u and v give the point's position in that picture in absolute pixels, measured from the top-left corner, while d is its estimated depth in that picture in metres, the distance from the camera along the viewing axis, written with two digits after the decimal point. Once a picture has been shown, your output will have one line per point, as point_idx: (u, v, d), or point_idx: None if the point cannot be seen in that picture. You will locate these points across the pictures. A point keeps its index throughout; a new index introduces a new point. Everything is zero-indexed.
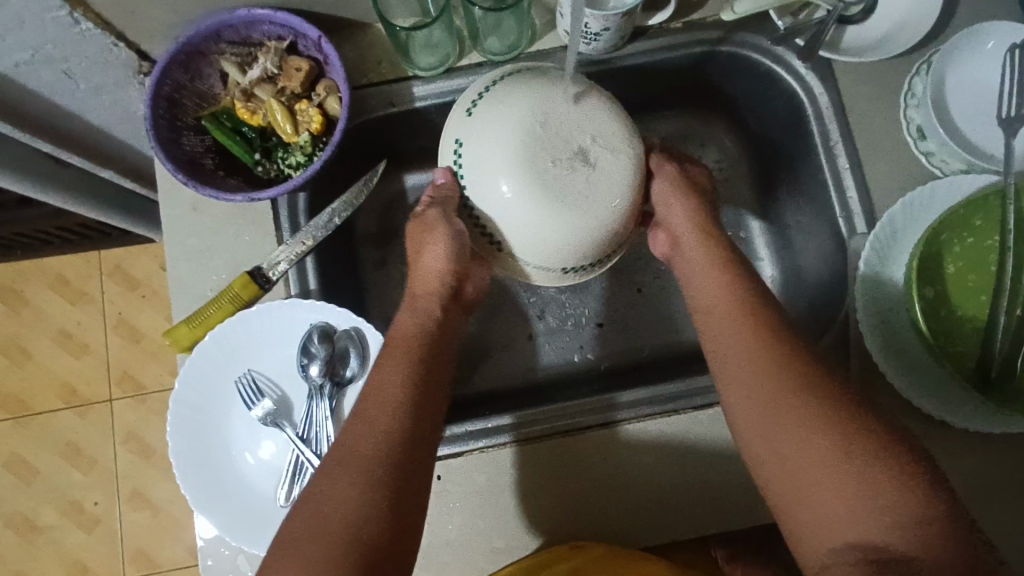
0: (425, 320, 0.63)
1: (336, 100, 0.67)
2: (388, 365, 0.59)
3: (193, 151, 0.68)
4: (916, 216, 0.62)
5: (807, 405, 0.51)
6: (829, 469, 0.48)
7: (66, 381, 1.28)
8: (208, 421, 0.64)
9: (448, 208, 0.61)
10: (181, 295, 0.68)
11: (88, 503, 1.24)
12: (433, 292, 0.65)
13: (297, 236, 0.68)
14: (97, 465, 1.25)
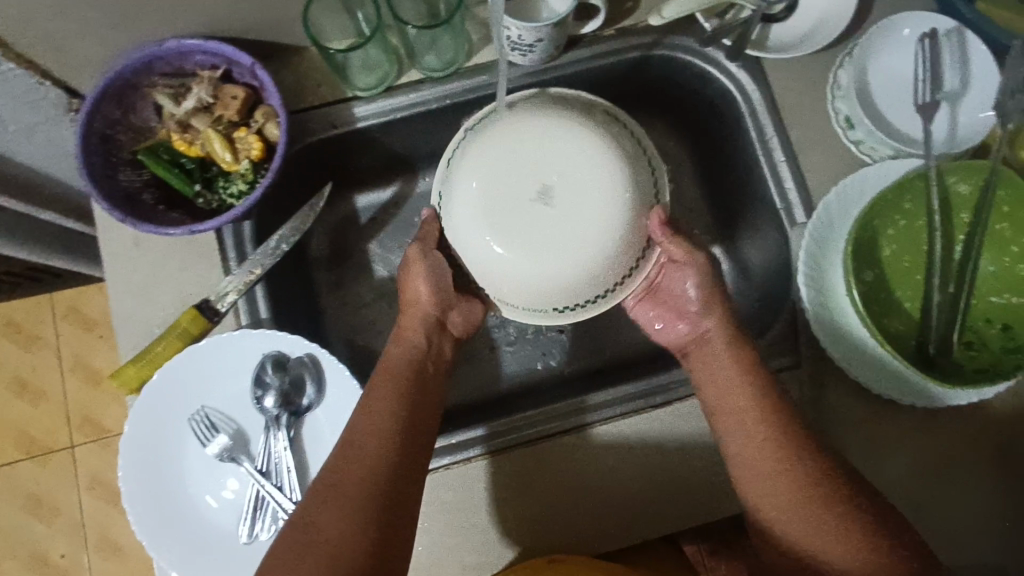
0: (416, 347, 0.63)
1: (275, 125, 0.66)
2: (374, 386, 0.59)
3: (131, 187, 0.66)
4: (850, 207, 0.64)
5: (821, 514, 0.52)
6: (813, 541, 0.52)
7: (24, 430, 1.23)
8: (163, 463, 0.62)
9: (425, 243, 0.63)
10: (128, 334, 0.66)
11: (54, 556, 1.20)
12: (417, 323, 0.64)
13: (244, 266, 0.67)
14: (62, 515, 1.20)
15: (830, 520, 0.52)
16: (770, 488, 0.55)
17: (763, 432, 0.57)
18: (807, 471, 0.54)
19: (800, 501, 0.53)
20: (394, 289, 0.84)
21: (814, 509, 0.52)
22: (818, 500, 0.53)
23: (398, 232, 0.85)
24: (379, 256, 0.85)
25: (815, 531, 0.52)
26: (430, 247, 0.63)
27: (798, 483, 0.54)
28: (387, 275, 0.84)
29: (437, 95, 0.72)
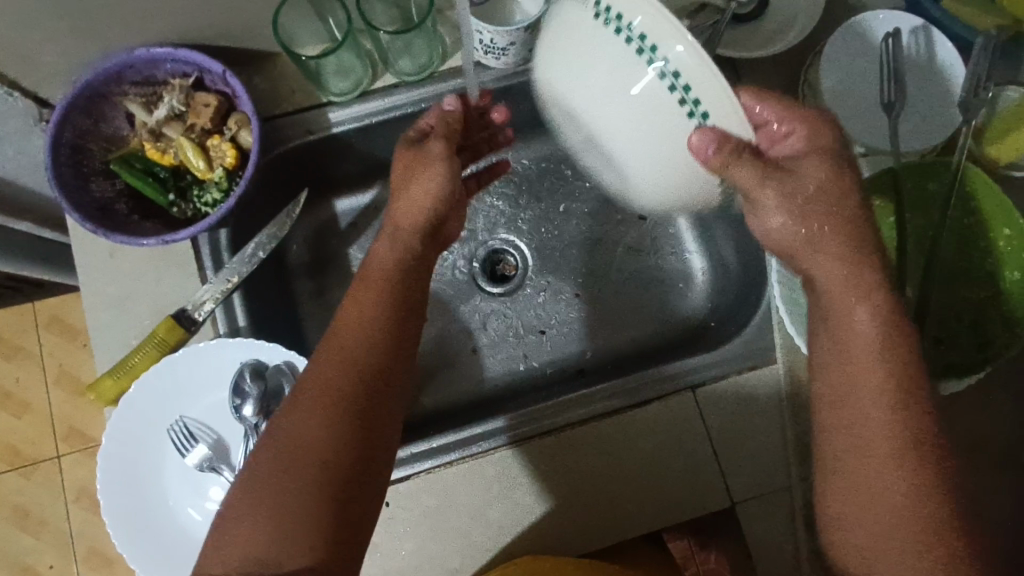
0: (399, 257, 0.57)
1: (249, 132, 0.66)
2: (355, 293, 0.56)
3: (103, 197, 0.65)
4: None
5: (910, 487, 0.50)
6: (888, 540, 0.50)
7: (9, 442, 1.22)
8: (142, 473, 0.62)
9: (449, 139, 0.59)
10: (104, 346, 0.66)
11: (42, 567, 1.19)
12: (412, 226, 0.58)
13: (221, 274, 0.66)
14: (49, 527, 1.19)
15: (923, 494, 0.50)
16: (869, 443, 0.52)
17: (889, 395, 0.53)
18: (920, 442, 0.52)
19: (903, 465, 0.51)
20: None
21: (910, 477, 0.51)
22: (917, 472, 0.51)
23: (378, 236, 0.85)
24: (360, 260, 0.85)
25: (888, 496, 0.51)
26: (451, 150, 0.58)
27: (915, 456, 0.51)
28: None
29: (412, 100, 0.71)
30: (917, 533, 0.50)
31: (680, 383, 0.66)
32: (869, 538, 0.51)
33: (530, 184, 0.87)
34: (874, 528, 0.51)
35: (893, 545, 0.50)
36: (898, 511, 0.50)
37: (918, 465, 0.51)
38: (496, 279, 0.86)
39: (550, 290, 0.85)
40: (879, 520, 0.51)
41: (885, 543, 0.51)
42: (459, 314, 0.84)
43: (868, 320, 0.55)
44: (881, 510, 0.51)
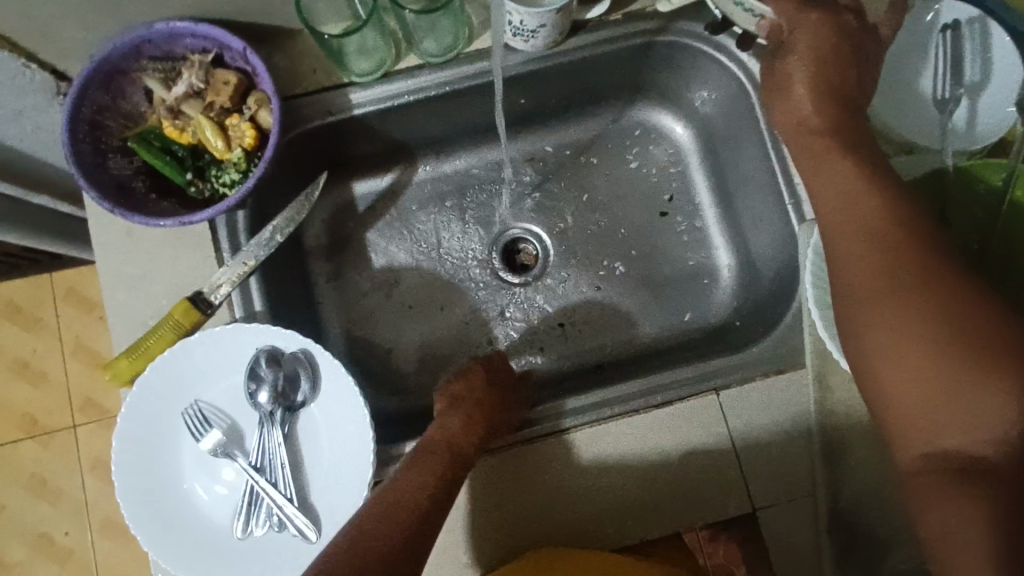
0: (469, 430, 0.62)
1: (268, 112, 0.64)
2: (414, 466, 0.59)
3: (121, 174, 0.64)
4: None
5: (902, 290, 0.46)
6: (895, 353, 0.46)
7: (26, 410, 1.23)
8: (156, 456, 0.61)
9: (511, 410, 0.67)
10: (120, 327, 0.65)
11: (58, 535, 1.20)
12: (461, 429, 0.63)
13: (238, 257, 0.65)
14: (66, 496, 1.21)
15: (941, 332, 0.44)
16: (893, 306, 0.46)
17: (887, 249, 0.48)
18: (928, 282, 0.46)
19: (903, 306, 0.46)
20: (392, 279, 0.83)
21: (927, 318, 0.45)
22: (932, 306, 0.45)
23: (397, 221, 0.84)
24: (377, 245, 0.83)
25: (921, 348, 0.45)
26: (505, 412, 0.66)
27: (914, 292, 0.46)
28: (386, 264, 0.83)
29: (436, 82, 0.70)
30: (951, 368, 0.43)
31: (703, 385, 0.65)
32: (914, 405, 0.45)
33: (554, 173, 0.85)
34: (920, 385, 0.44)
35: (941, 398, 0.43)
36: (923, 357, 0.44)
37: (933, 307, 0.45)
38: (515, 269, 0.84)
39: (569, 283, 0.83)
40: (923, 374, 0.44)
41: (933, 398, 0.44)
42: (477, 304, 0.83)
43: (857, 192, 0.51)
44: (909, 367, 0.45)
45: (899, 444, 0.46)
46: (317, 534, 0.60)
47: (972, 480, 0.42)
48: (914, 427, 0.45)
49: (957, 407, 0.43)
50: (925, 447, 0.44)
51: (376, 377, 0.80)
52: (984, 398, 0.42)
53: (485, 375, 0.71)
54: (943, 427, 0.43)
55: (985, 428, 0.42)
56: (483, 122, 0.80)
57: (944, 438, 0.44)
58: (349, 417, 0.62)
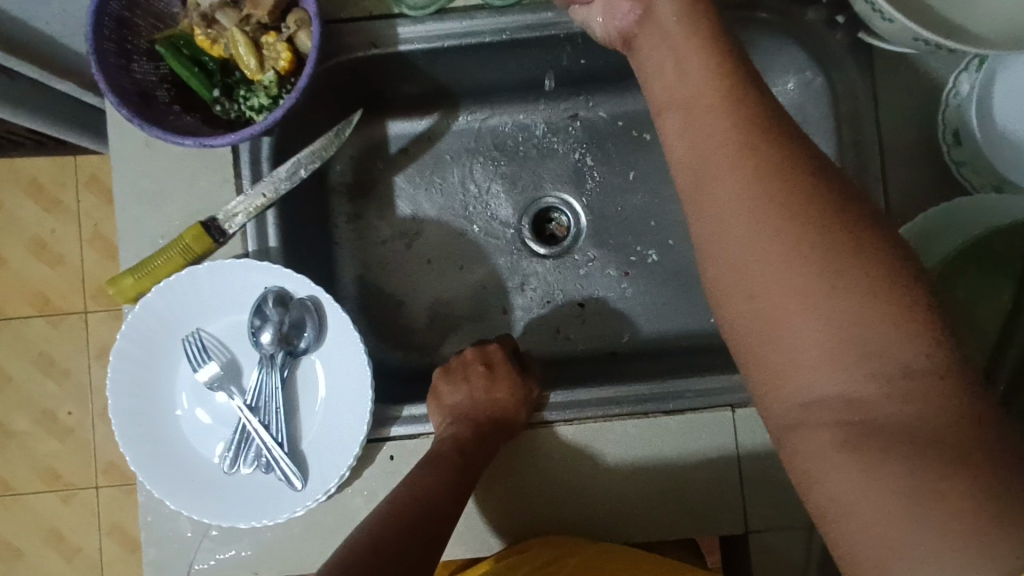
0: (479, 439, 0.59)
1: (308, 34, 0.59)
2: (423, 469, 0.56)
3: (144, 80, 0.59)
4: (947, 231, 0.54)
5: (783, 213, 0.38)
6: (795, 297, 0.37)
7: (40, 289, 1.24)
8: (153, 378, 0.60)
9: (529, 412, 0.62)
10: (129, 242, 0.62)
11: (60, 413, 1.23)
12: (475, 445, 0.59)
13: (257, 187, 0.62)
14: (71, 377, 1.23)
15: (824, 249, 0.37)
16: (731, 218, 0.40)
17: (742, 147, 0.40)
18: (810, 203, 0.38)
19: (771, 227, 0.38)
20: (414, 229, 0.79)
21: (790, 244, 0.38)
22: (807, 228, 0.38)
23: (428, 169, 0.79)
24: (405, 192, 0.79)
25: (804, 276, 0.37)
26: (520, 416, 0.61)
27: (771, 201, 0.39)
28: (410, 213, 0.79)
29: (493, 28, 0.63)
30: (829, 293, 0.36)
31: (719, 400, 0.61)
32: (782, 351, 0.38)
33: (601, 143, 0.79)
34: (802, 317, 0.37)
35: (814, 338, 0.36)
36: (794, 278, 0.37)
37: (806, 228, 0.38)
38: (543, 239, 0.80)
39: (596, 263, 0.78)
40: (792, 300, 0.37)
41: (804, 331, 0.37)
42: (497, 270, 0.79)
43: (718, 119, 0.42)
44: (786, 291, 0.37)
45: (768, 394, 0.39)
46: (303, 482, 0.59)
47: (859, 431, 0.35)
48: (780, 391, 0.38)
49: (820, 352, 0.36)
50: (806, 394, 0.37)
51: (384, 326, 0.78)
52: (899, 339, 0.35)
53: (489, 375, 0.64)
54: (810, 375, 0.37)
55: (887, 372, 0.35)
56: (536, 76, 0.73)
57: (816, 379, 0.36)
58: (350, 375, 0.60)
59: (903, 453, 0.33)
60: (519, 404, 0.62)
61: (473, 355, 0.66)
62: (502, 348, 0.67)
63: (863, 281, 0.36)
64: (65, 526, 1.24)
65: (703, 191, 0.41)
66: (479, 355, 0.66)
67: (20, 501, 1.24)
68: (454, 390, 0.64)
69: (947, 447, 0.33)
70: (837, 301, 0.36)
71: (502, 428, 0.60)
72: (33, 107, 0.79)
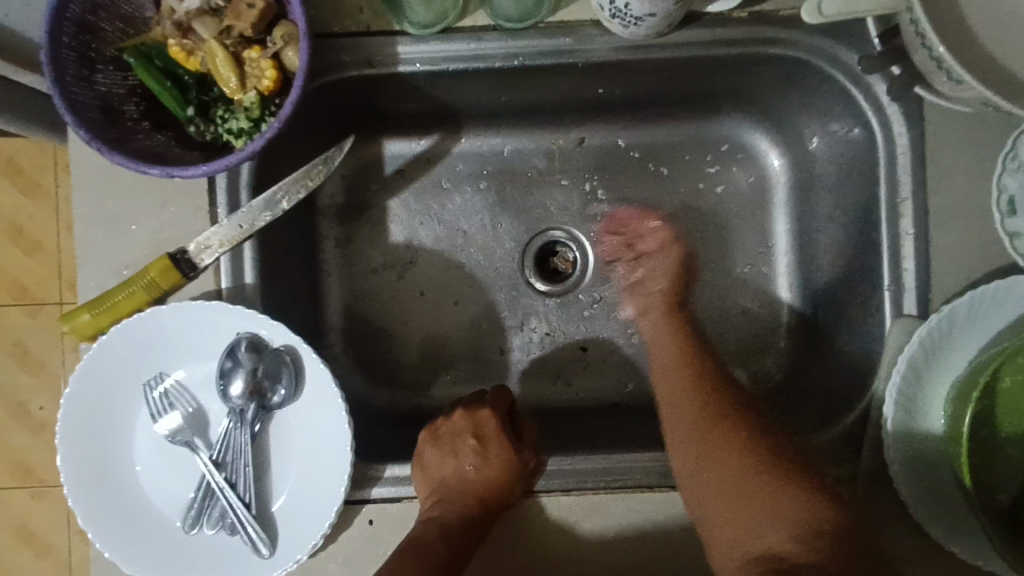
0: (466, 525, 0.54)
1: (296, 51, 0.53)
2: (405, 557, 0.52)
3: (109, 93, 0.53)
4: (962, 335, 0.52)
5: (691, 391, 0.57)
6: (746, 474, 0.51)
7: (16, 277, 1.12)
8: (109, 427, 0.54)
9: (522, 485, 0.56)
10: (89, 272, 0.56)
11: (33, 408, 1.12)
12: (461, 530, 0.54)
13: (234, 218, 0.56)
14: (46, 371, 1.11)
15: (745, 444, 0.53)
16: (675, 402, 0.57)
17: (672, 330, 0.62)
18: (700, 381, 0.57)
19: (728, 426, 0.54)
20: (408, 258, 0.73)
21: (714, 426, 0.54)
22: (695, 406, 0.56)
23: (426, 194, 0.73)
24: (399, 217, 0.73)
25: (720, 452, 0.53)
26: (514, 498, 0.55)
27: (693, 380, 0.57)
28: (404, 241, 0.73)
29: (504, 52, 0.57)
30: (747, 475, 0.51)
31: None
32: (703, 511, 0.52)
33: (615, 175, 0.73)
34: (723, 491, 0.51)
35: (729, 502, 0.51)
36: (726, 460, 0.52)
37: (706, 402, 0.56)
38: (547, 276, 0.74)
39: (602, 306, 0.73)
40: (720, 471, 0.52)
41: (732, 502, 0.51)
42: (496, 307, 0.73)
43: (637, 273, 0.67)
44: (716, 466, 0.52)
45: (712, 548, 0.51)
46: (270, 548, 0.53)
47: None
48: (719, 538, 0.50)
49: (735, 514, 0.50)
50: (739, 552, 0.49)
51: (373, 361, 0.72)
52: (802, 509, 0.49)
53: (479, 446, 0.58)
54: (762, 536, 0.49)
55: (796, 531, 0.48)
56: (549, 100, 0.67)
57: (780, 543, 0.48)
58: (327, 437, 0.54)
59: None
60: (512, 478, 0.56)
61: (463, 419, 0.59)
62: (495, 413, 0.60)
63: (759, 461, 0.52)
64: (36, 524, 1.12)
65: (659, 359, 0.61)
66: (469, 420, 0.59)
67: None
68: (440, 460, 0.58)
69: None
70: (754, 483, 0.51)
71: (492, 512, 0.56)
72: (7, 104, 0.72)
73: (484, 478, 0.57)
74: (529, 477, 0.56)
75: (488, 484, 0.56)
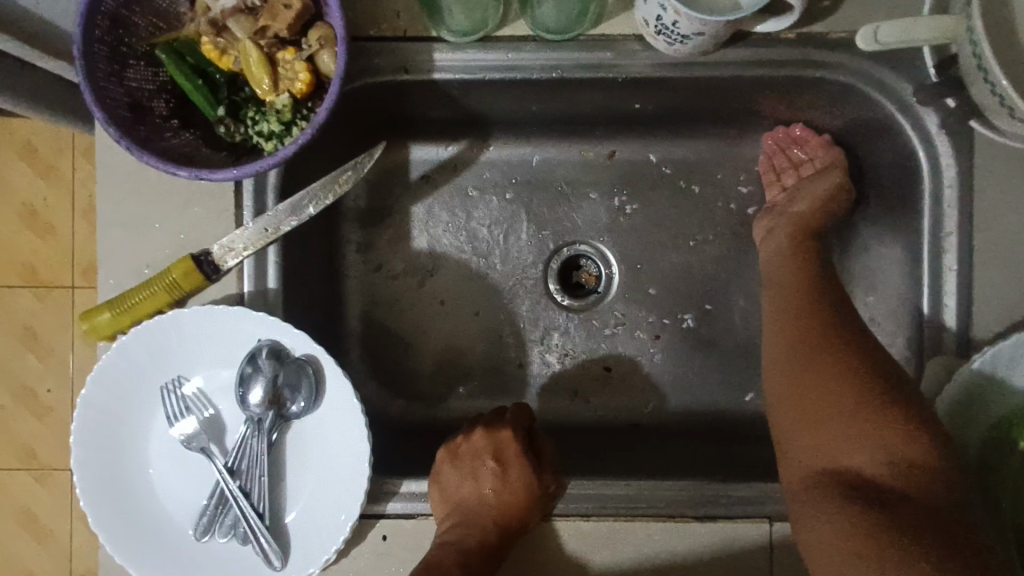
0: (483, 551, 0.52)
1: (332, 55, 0.51)
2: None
3: (138, 89, 0.52)
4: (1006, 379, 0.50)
5: (797, 295, 0.57)
6: (842, 393, 0.51)
7: (26, 259, 1.07)
8: (125, 429, 0.53)
9: (541, 510, 0.54)
10: (109, 271, 0.55)
11: (40, 391, 1.07)
12: (477, 557, 0.52)
13: (259, 221, 0.55)
14: (55, 355, 1.06)
15: (859, 369, 0.51)
16: (785, 312, 0.57)
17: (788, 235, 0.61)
18: (813, 305, 0.56)
19: (826, 348, 0.53)
20: (430, 265, 0.72)
21: (818, 349, 0.53)
22: (801, 326, 0.55)
23: (451, 201, 0.72)
24: (422, 224, 0.72)
25: (826, 370, 0.52)
26: (532, 525, 0.54)
27: (806, 304, 0.56)
28: (426, 248, 0.72)
29: (542, 64, 0.55)
30: (854, 396, 0.50)
31: (756, 508, 0.55)
32: (795, 411, 0.53)
33: (646, 191, 0.71)
34: (826, 405, 0.51)
35: (826, 415, 0.51)
36: (827, 377, 0.52)
37: (808, 324, 0.55)
38: (570, 290, 0.73)
39: (626, 323, 0.71)
40: (822, 370, 0.52)
41: (825, 419, 0.51)
42: (517, 319, 0.72)
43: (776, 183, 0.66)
44: (822, 379, 0.52)
45: (795, 457, 0.52)
46: (282, 560, 0.52)
47: (858, 500, 0.48)
48: (797, 452, 0.52)
49: (831, 431, 0.50)
50: (818, 464, 0.50)
51: (390, 370, 0.71)
52: (898, 441, 0.48)
53: (499, 468, 0.57)
54: (848, 456, 0.50)
55: (883, 459, 0.49)
56: (584, 113, 0.65)
57: (863, 467, 0.49)
58: (345, 450, 0.53)
59: (883, 520, 0.46)
60: (531, 504, 0.54)
61: (483, 439, 0.58)
62: (516, 433, 0.59)
63: (861, 378, 0.51)
64: (38, 508, 1.07)
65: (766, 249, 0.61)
66: (489, 441, 0.58)
67: None
68: (458, 482, 0.56)
69: (921, 538, 0.45)
70: (853, 403, 0.50)
71: (509, 540, 0.54)
72: (32, 92, 0.70)
73: (503, 502, 0.55)
74: (546, 500, 0.55)
75: (506, 509, 0.55)
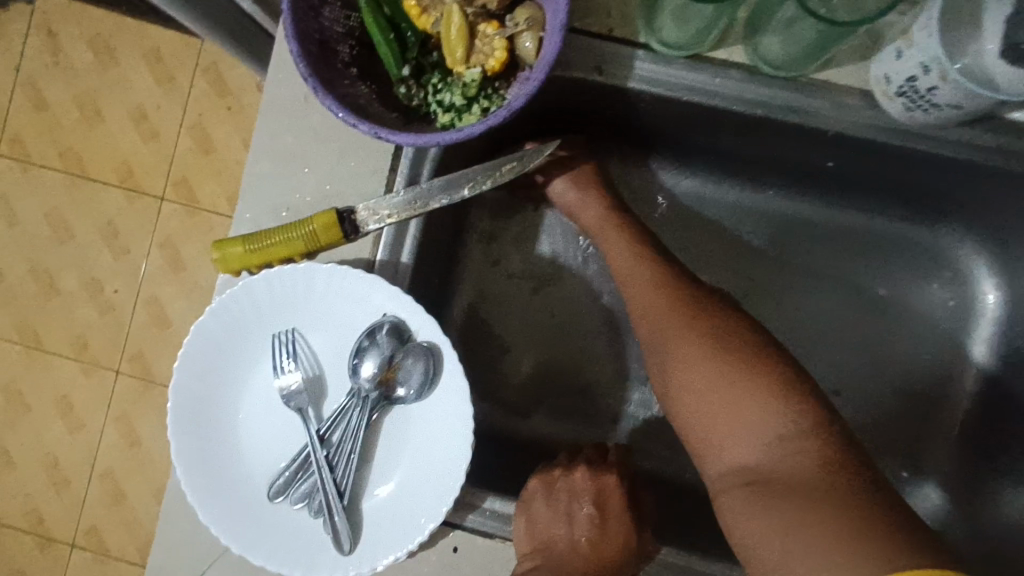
0: None
1: (534, 41, 0.48)
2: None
3: (329, 29, 0.49)
4: None
5: (654, 273, 0.55)
6: (700, 373, 0.48)
7: (124, 156, 1.05)
8: (226, 366, 0.51)
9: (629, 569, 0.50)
10: (250, 204, 0.53)
11: (106, 288, 1.05)
12: None
13: (411, 192, 0.52)
14: (127, 255, 1.05)
15: (703, 345, 0.49)
16: (641, 289, 0.55)
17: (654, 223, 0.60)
18: (675, 283, 0.54)
19: (684, 328, 0.50)
20: (549, 273, 0.68)
21: (676, 330, 0.51)
22: (661, 299, 0.53)
23: None
24: (552, 229, 0.69)
25: (689, 354, 0.49)
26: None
27: (661, 276, 0.55)
28: (549, 255, 0.68)
29: (749, 98, 0.51)
30: (716, 379, 0.47)
31: None
32: (688, 413, 0.48)
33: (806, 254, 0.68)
34: (703, 397, 0.47)
35: (709, 407, 0.47)
36: (687, 356, 0.49)
37: (664, 298, 0.53)
38: None
39: None
40: (684, 354, 0.49)
41: (695, 408, 0.47)
42: (625, 351, 0.67)
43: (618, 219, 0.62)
44: (691, 371, 0.48)
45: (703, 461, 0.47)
46: (351, 544, 0.49)
47: (760, 486, 0.42)
48: (695, 447, 0.47)
49: (712, 418, 0.46)
50: (719, 462, 0.45)
51: (480, 369, 0.68)
52: (773, 411, 0.44)
53: (598, 516, 0.52)
54: (729, 444, 0.45)
55: (767, 437, 0.44)
56: (760, 156, 0.61)
57: (753, 452, 0.44)
58: (442, 452, 0.50)
59: (790, 496, 0.40)
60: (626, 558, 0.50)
61: (586, 480, 0.54)
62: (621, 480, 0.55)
63: (717, 350, 0.48)
64: (76, 398, 1.05)
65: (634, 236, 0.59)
66: (591, 482, 0.54)
67: (40, 359, 1.06)
68: (551, 518, 0.52)
69: (832, 495, 0.39)
70: (723, 374, 0.47)
71: None
72: None
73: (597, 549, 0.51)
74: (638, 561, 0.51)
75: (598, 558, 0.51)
